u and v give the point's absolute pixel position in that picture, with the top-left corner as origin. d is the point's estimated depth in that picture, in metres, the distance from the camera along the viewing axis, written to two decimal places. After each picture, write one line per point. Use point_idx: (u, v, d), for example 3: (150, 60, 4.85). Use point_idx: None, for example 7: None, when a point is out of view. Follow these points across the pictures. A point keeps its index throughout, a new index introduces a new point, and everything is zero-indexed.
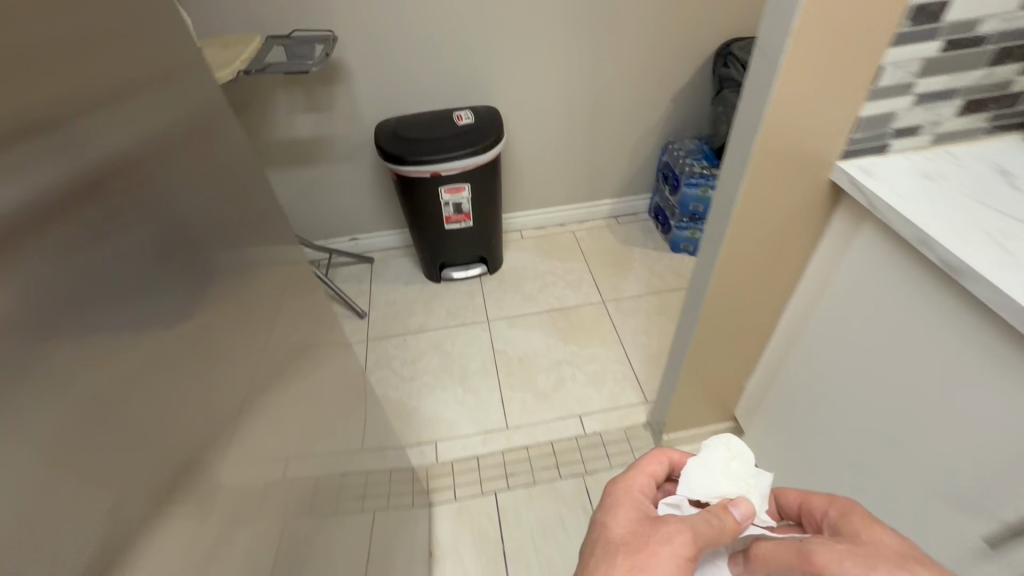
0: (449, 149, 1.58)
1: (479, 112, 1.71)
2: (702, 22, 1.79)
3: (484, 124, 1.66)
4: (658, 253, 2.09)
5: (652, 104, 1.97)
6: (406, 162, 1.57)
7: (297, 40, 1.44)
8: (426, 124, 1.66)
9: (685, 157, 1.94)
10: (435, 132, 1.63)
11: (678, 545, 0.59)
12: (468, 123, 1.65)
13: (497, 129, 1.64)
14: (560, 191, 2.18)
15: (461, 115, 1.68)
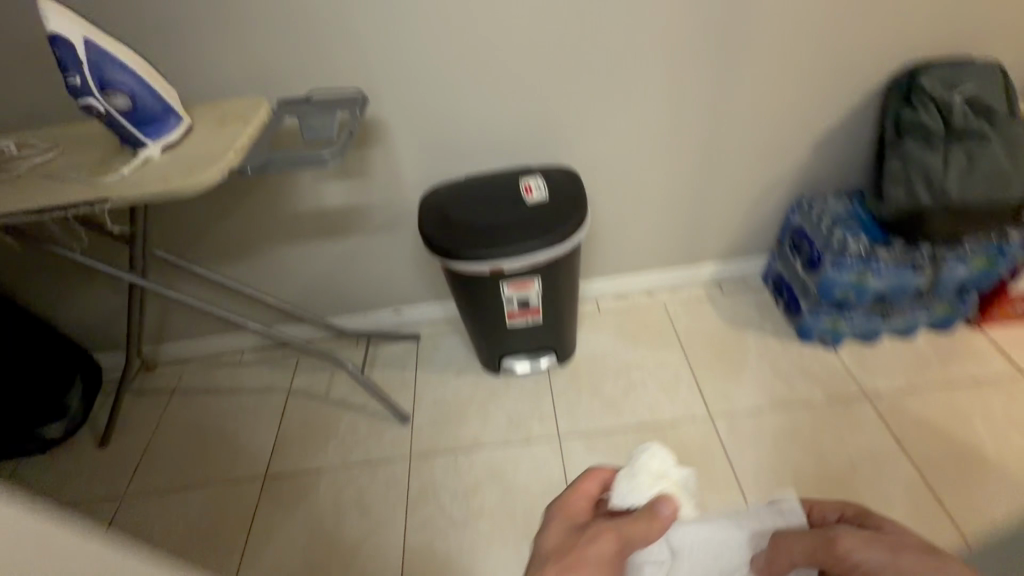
0: (518, 240, 1.17)
1: (555, 179, 1.29)
2: (864, 39, 1.30)
3: (563, 198, 1.24)
4: (782, 343, 1.60)
5: (784, 150, 1.48)
6: (462, 258, 1.19)
7: (315, 109, 1.08)
8: (485, 202, 1.27)
9: (832, 225, 1.41)
10: (498, 213, 1.23)
11: (604, 544, 0.67)
12: (541, 199, 1.24)
13: (580, 205, 1.22)
14: (649, 255, 1.73)
15: (531, 186, 1.27)
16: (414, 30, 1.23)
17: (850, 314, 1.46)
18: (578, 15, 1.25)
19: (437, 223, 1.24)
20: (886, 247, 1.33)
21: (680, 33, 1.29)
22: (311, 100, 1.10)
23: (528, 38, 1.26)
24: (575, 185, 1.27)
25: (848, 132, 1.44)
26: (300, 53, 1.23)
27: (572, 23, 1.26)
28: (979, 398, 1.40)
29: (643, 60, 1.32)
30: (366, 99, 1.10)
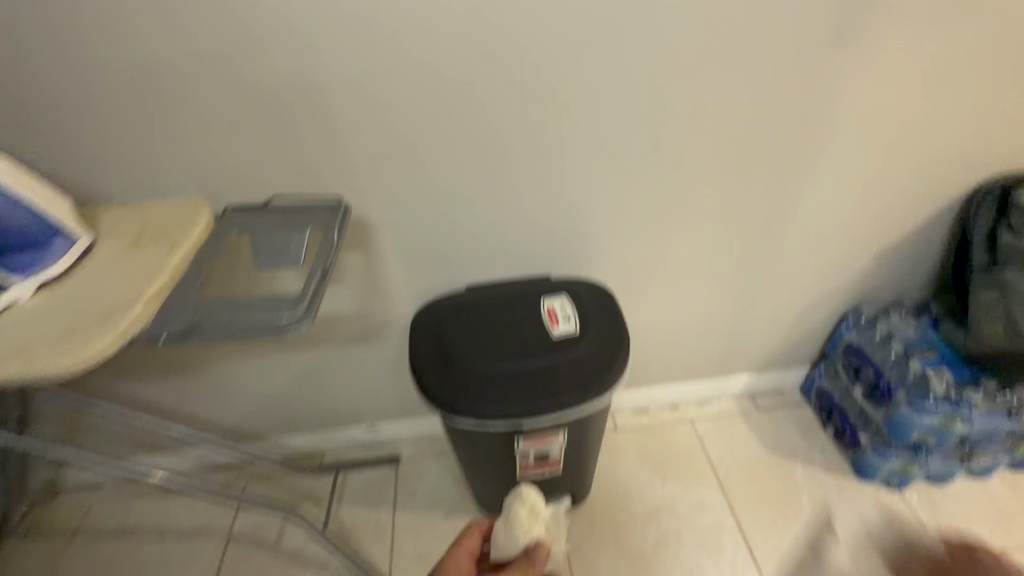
0: (547, 394, 0.91)
1: (584, 301, 1.02)
2: (940, 145, 1.13)
3: (597, 333, 0.97)
4: (836, 480, 1.36)
5: (840, 259, 1.28)
6: (470, 416, 0.91)
7: (277, 224, 0.79)
8: (497, 332, 0.99)
9: (905, 355, 1.19)
10: (518, 352, 0.95)
11: None
12: (569, 331, 0.96)
13: (621, 343, 0.95)
14: (676, 366, 1.48)
15: (556, 310, 1.00)
16: (417, 116, 0.97)
17: (923, 458, 1.23)
18: (618, 106, 1.03)
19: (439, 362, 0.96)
20: (976, 389, 1.11)
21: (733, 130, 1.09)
22: (268, 211, 0.81)
23: (556, 128, 1.03)
24: (611, 310, 1.00)
25: (913, 242, 1.25)
26: (266, 137, 0.96)
27: (610, 114, 1.04)
28: None
29: (688, 158, 1.12)
30: (348, 208, 0.81)
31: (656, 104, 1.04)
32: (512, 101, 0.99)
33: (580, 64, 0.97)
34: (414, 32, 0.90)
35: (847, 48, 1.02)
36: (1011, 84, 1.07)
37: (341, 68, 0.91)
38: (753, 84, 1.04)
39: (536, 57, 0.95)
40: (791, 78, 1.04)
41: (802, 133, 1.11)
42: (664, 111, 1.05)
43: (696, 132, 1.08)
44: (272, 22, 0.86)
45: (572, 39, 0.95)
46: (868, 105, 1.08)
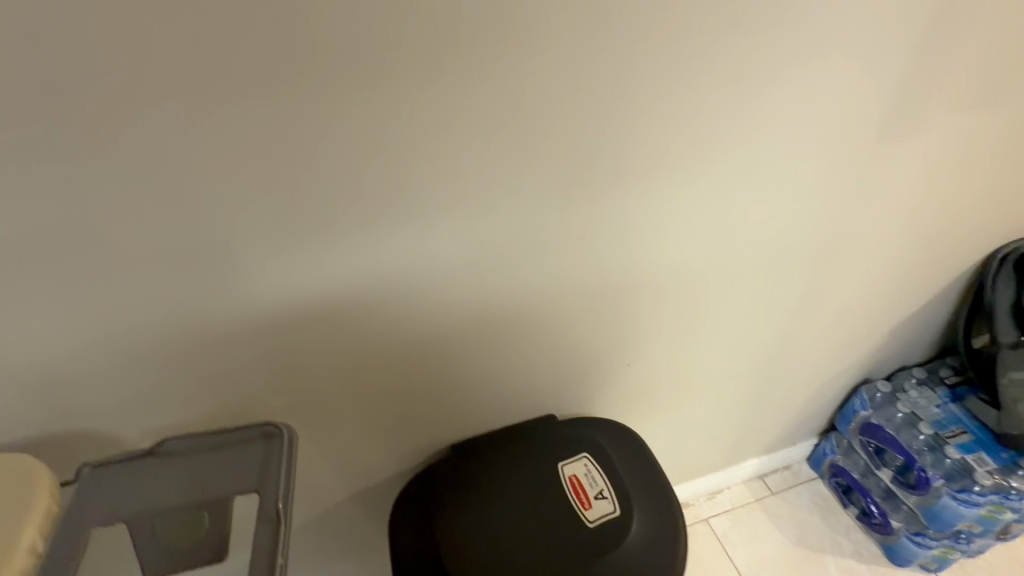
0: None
1: (613, 461, 0.82)
2: (980, 217, 0.98)
3: (643, 506, 0.77)
4: (869, 569, 1.24)
5: (859, 338, 1.14)
6: None
7: (191, 485, 0.58)
8: (512, 526, 0.75)
9: (937, 437, 1.10)
10: (548, 556, 0.73)
11: None
12: (608, 513, 0.76)
13: (675, 520, 0.77)
14: (685, 463, 1.29)
15: (585, 482, 0.79)
16: (370, 253, 0.66)
17: (965, 542, 1.13)
18: (642, 204, 0.75)
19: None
20: (1019, 471, 1.03)
21: (776, 219, 0.85)
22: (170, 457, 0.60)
23: (562, 236, 0.75)
24: (648, 468, 0.82)
25: (928, 312, 1.14)
26: (136, 321, 0.61)
27: (630, 214, 0.76)
28: None
29: (721, 252, 0.86)
30: (293, 437, 0.60)
31: (689, 197, 0.77)
32: (506, 219, 0.70)
33: (596, 167, 0.70)
34: (362, 154, 0.59)
35: (910, 126, 0.80)
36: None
37: (253, 214, 0.59)
38: (801, 178, 0.81)
39: (538, 168, 0.67)
40: (844, 166, 0.82)
41: (853, 211, 0.88)
42: (693, 223, 0.80)
43: (733, 223, 0.83)
44: (125, 163, 0.52)
45: (586, 139, 0.67)
46: (930, 178, 0.87)
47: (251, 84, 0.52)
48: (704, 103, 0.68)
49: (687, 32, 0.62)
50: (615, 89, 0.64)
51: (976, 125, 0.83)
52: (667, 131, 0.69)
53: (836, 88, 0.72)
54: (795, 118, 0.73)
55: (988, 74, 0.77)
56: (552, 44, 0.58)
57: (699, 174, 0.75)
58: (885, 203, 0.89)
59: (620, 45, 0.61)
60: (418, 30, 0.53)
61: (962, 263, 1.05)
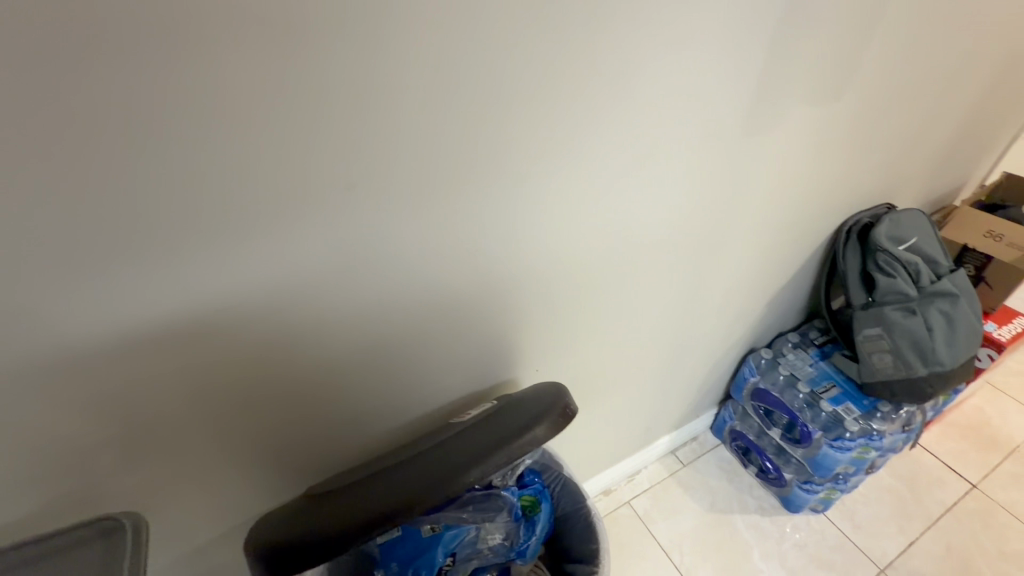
0: (477, 455, 0.61)
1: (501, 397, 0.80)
2: (830, 199, 1.10)
3: (521, 397, 0.74)
4: (772, 521, 1.35)
5: (742, 314, 1.24)
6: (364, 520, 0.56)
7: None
8: (392, 462, 0.67)
9: (813, 394, 1.22)
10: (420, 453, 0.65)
11: None
12: (485, 409, 0.75)
13: (554, 386, 0.74)
14: (606, 452, 1.33)
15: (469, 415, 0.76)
16: (227, 300, 0.55)
17: (843, 483, 1.27)
18: (536, 209, 0.71)
19: (311, 517, 0.59)
20: (878, 414, 1.17)
21: (661, 214, 0.87)
22: None
23: (458, 252, 0.68)
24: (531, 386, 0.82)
25: (797, 284, 1.27)
26: None
27: (526, 220, 0.72)
28: (964, 530, 1.33)
29: (617, 248, 0.86)
30: (139, 526, 0.52)
31: (579, 203, 0.75)
32: (392, 244, 0.62)
33: (491, 179, 0.64)
34: (208, 190, 0.48)
35: (768, 122, 0.86)
36: (892, 128, 1.06)
37: (72, 275, 0.46)
38: (683, 173, 0.83)
39: (427, 185, 0.60)
40: (718, 161, 0.86)
41: (727, 201, 0.94)
42: (586, 225, 0.79)
43: (626, 219, 0.83)
44: None
45: (476, 153, 0.61)
46: (790, 162, 0.96)
47: (42, 114, 0.39)
48: (593, 107, 0.66)
49: (574, 34, 0.58)
50: (505, 97, 0.58)
51: (822, 118, 0.92)
52: (559, 137, 0.66)
53: (706, 90, 0.74)
54: (674, 113, 0.74)
55: (830, 68, 0.85)
56: (432, 52, 0.51)
57: (591, 174, 0.73)
58: (756, 187, 0.95)
59: (506, 53, 0.55)
60: (265, 42, 0.43)
61: (820, 239, 1.18)
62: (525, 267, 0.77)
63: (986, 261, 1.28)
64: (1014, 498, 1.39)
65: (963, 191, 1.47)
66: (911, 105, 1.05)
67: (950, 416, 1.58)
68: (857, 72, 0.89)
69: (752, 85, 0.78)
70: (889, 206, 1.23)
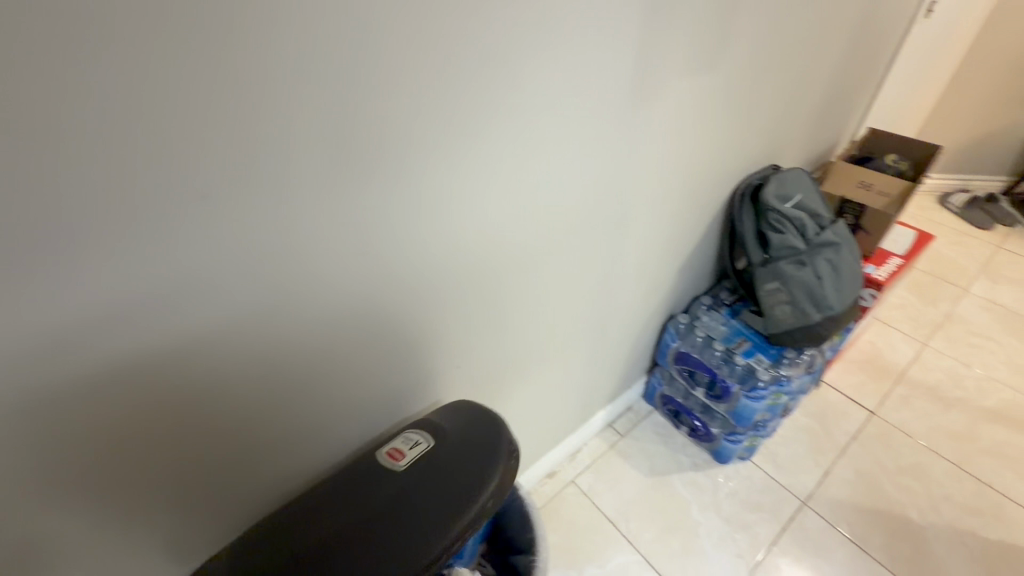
0: (440, 532, 0.61)
1: (432, 419, 0.76)
2: (722, 165, 1.16)
3: (460, 438, 0.72)
4: (706, 475, 1.43)
5: (657, 283, 1.28)
6: None
7: None
8: (321, 525, 0.62)
9: (727, 351, 1.29)
10: (367, 517, 0.62)
11: None
12: (422, 450, 0.70)
13: (496, 425, 0.74)
14: (546, 435, 1.34)
15: (399, 445, 0.70)
16: (73, 345, 0.47)
17: (763, 429, 1.37)
18: (434, 203, 0.68)
19: None
20: (785, 361, 1.26)
21: (564, 196, 0.87)
22: None
23: (347, 257, 0.62)
24: (466, 408, 0.78)
25: (703, 248, 1.33)
26: None
27: (422, 216, 0.67)
28: (868, 455, 1.47)
29: (525, 234, 0.85)
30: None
31: (479, 194, 0.73)
32: (269, 257, 0.55)
33: (378, 177, 0.59)
34: (9, 218, 0.39)
35: (655, 94, 0.88)
36: (768, 93, 1.13)
37: None
38: (580, 152, 0.83)
39: (305, 192, 0.54)
40: (612, 137, 0.87)
41: (627, 175, 0.95)
42: (490, 215, 0.77)
43: (528, 203, 0.81)
44: None
45: (358, 150, 0.56)
46: (680, 133, 0.99)
47: None
48: (477, 92, 0.63)
49: (445, 17, 0.55)
50: (381, 88, 0.54)
51: (703, 88, 0.95)
52: (445, 126, 0.62)
53: (591, 68, 0.74)
54: (563, 92, 0.73)
55: (704, 39, 0.88)
56: (283, 42, 0.45)
57: (485, 162, 0.70)
58: (652, 158, 0.98)
59: (374, 37, 0.51)
60: (63, 35, 0.36)
61: (718, 204, 1.24)
62: (431, 263, 0.74)
63: (862, 209, 1.43)
64: (905, 418, 1.56)
65: (836, 148, 1.61)
66: (783, 71, 1.12)
67: (847, 354, 1.74)
68: (730, 42, 0.93)
69: (634, 58, 0.79)
70: (774, 167, 1.32)
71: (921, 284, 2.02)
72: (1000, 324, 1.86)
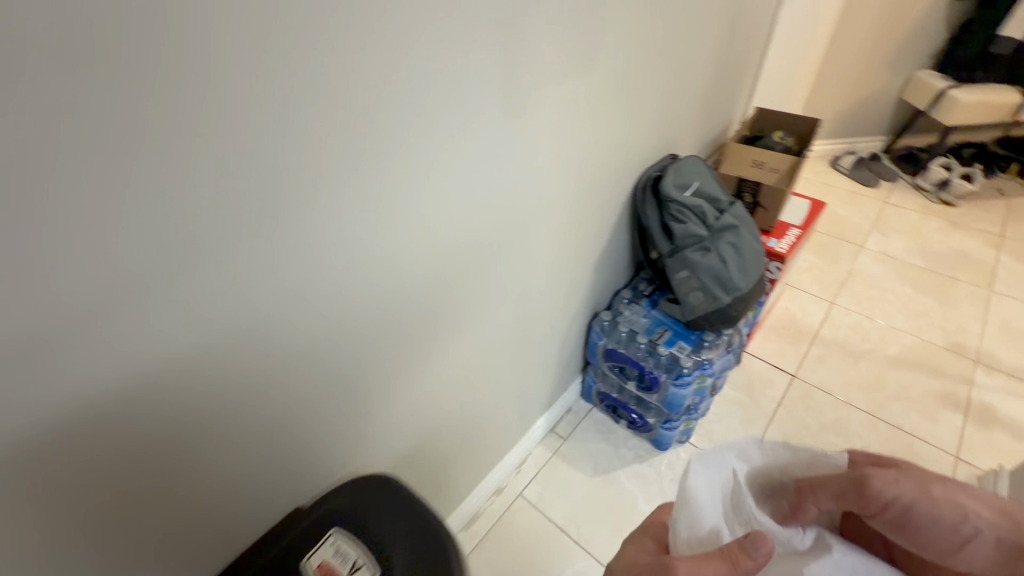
0: None
1: (367, 519, 0.70)
2: (618, 161, 1.16)
3: (407, 568, 0.65)
4: (649, 464, 1.45)
5: (573, 285, 1.27)
6: None
7: None
8: None
9: (651, 343, 1.30)
10: None
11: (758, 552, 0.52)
12: None
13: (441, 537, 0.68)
14: (487, 455, 1.30)
15: (336, 566, 0.66)
16: None
17: (695, 412, 1.40)
18: (319, 256, 0.60)
19: None
20: (705, 344, 1.29)
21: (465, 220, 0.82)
22: None
23: (204, 328, 0.52)
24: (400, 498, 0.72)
25: (615, 244, 1.34)
26: None
27: (297, 268, 0.59)
28: (793, 417, 1.55)
29: (430, 268, 0.79)
30: None
31: (371, 237, 0.66)
32: (89, 347, 0.45)
33: (233, 234, 0.50)
34: None
35: (536, 102, 0.85)
36: (652, 87, 1.14)
37: None
38: (473, 173, 0.78)
39: (145, 275, 0.45)
40: (501, 153, 0.83)
41: (522, 187, 0.93)
42: (388, 256, 0.70)
43: (425, 231, 0.75)
44: None
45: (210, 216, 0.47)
46: (569, 138, 0.97)
47: None
48: (340, 122, 0.55)
49: (286, 41, 0.46)
50: (227, 144, 0.46)
51: (584, 90, 0.94)
52: (307, 163, 0.54)
53: (470, 87, 0.70)
54: (441, 109, 0.67)
55: (576, 43, 0.87)
56: (67, 100, 0.36)
57: (365, 196, 0.62)
58: (545, 166, 0.96)
59: (207, 89, 0.42)
60: None
61: (621, 199, 1.25)
62: (328, 319, 0.66)
63: (758, 186, 1.49)
64: (822, 376, 1.66)
65: (729, 129, 1.67)
66: (663, 63, 1.14)
67: (766, 323, 1.82)
68: (603, 42, 0.93)
69: (513, 72, 0.76)
70: (671, 156, 1.34)
71: (822, 246, 2.16)
72: (894, 275, 2.02)
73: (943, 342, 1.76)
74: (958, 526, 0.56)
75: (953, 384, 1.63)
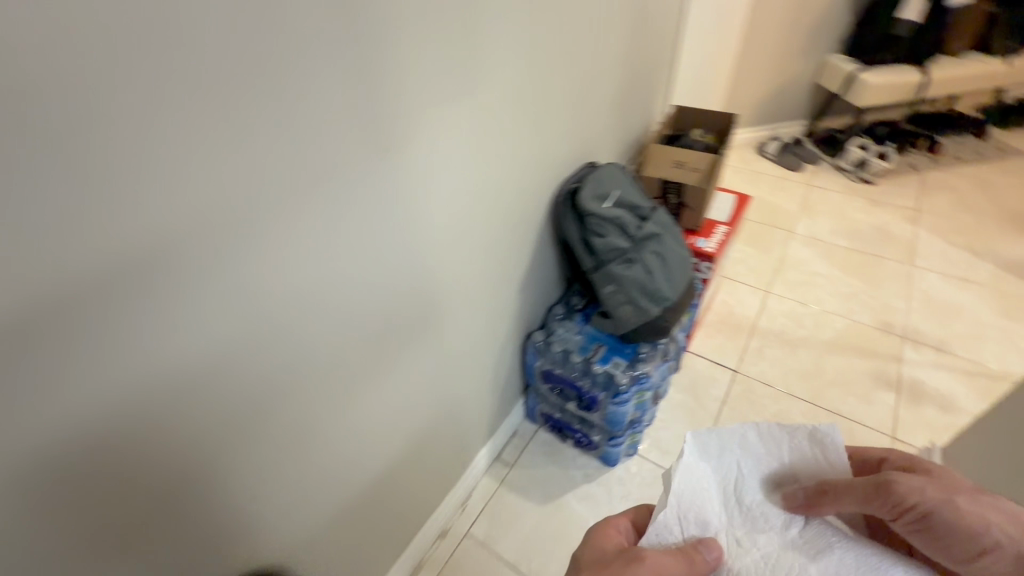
0: None
1: None
2: (530, 178, 1.09)
3: None
4: (599, 483, 1.40)
5: (499, 309, 1.19)
6: None
7: None
8: None
9: (585, 361, 1.25)
10: None
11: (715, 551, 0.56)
12: None
13: None
14: (426, 499, 1.22)
15: None
16: None
17: (639, 425, 1.36)
18: (138, 348, 0.50)
19: None
20: (641, 357, 1.25)
21: (351, 272, 0.72)
22: None
23: None
24: None
25: (541, 261, 1.28)
26: None
27: (99, 363, 0.48)
28: (739, 415, 1.54)
29: (311, 331, 0.69)
30: None
31: (215, 315, 0.55)
32: None
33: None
34: None
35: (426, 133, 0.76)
36: (558, 98, 1.08)
37: None
38: (351, 220, 0.69)
39: None
40: (389, 193, 0.73)
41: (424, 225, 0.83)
42: (247, 329, 0.60)
43: (294, 291, 0.65)
44: None
45: None
46: (473, 164, 0.89)
47: None
48: (111, 171, 0.43)
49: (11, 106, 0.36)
50: None
51: (484, 112, 0.86)
52: (60, 227, 0.41)
53: (326, 127, 0.60)
54: (287, 154, 0.57)
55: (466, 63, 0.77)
56: None
57: (194, 268, 0.52)
58: (450, 198, 0.86)
59: None
60: None
61: (539, 215, 1.18)
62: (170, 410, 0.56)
63: (681, 188, 1.45)
64: (763, 369, 1.66)
65: (650, 129, 1.63)
66: (567, 72, 1.08)
67: (706, 319, 1.82)
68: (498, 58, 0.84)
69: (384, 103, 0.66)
70: (590, 165, 1.29)
71: (755, 234, 2.19)
72: (823, 258, 2.07)
73: (872, 322, 1.80)
74: (979, 534, 0.58)
75: (884, 363, 1.67)
